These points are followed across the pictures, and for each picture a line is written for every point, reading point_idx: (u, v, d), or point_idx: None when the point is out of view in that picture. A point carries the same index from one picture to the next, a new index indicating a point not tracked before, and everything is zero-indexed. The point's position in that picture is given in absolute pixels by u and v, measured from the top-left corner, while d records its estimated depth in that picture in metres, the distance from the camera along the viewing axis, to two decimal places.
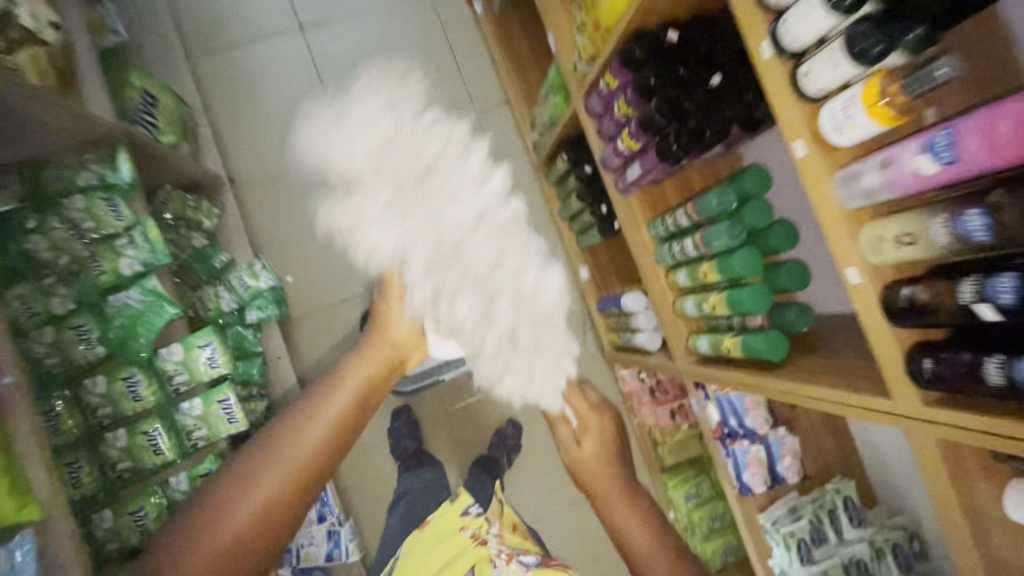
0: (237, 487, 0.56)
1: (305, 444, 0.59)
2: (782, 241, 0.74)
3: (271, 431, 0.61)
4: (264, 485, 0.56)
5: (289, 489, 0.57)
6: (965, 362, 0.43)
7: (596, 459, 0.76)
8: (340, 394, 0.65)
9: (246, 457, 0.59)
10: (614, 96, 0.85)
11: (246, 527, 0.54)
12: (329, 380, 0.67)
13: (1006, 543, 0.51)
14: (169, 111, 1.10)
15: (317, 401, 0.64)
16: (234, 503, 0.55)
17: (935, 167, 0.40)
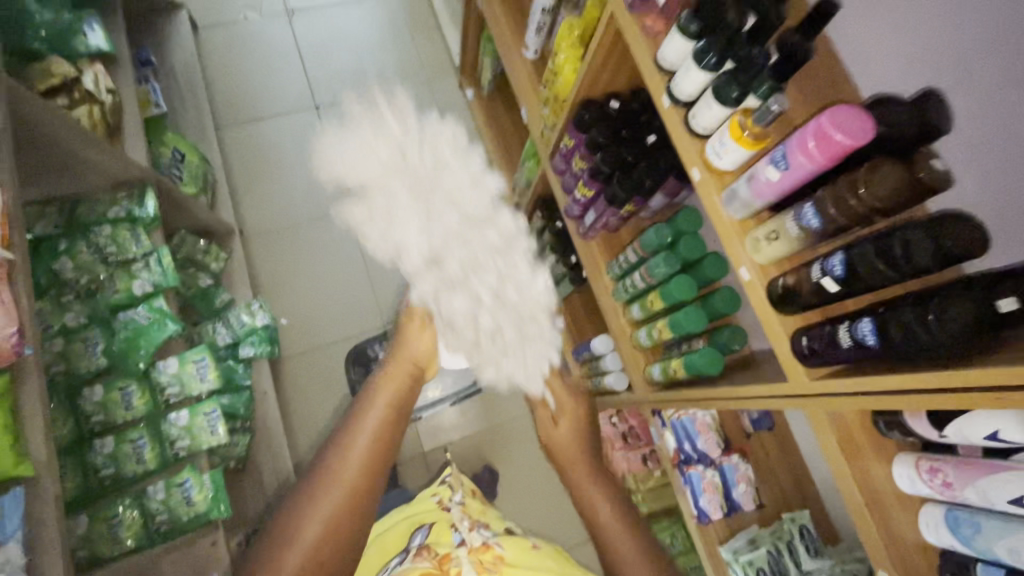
0: (305, 505, 0.65)
1: (359, 458, 0.69)
2: (715, 271, 0.84)
3: (324, 461, 0.69)
4: (329, 499, 0.65)
5: (354, 501, 0.66)
6: (826, 333, 0.52)
7: (570, 435, 0.90)
8: (380, 409, 0.76)
9: (312, 485, 0.67)
10: (571, 154, 1.00)
11: (319, 538, 0.63)
12: (369, 396, 0.79)
13: (905, 523, 0.55)
14: (194, 168, 1.28)
15: (362, 427, 0.73)
16: (303, 523, 0.64)
17: (779, 175, 0.52)
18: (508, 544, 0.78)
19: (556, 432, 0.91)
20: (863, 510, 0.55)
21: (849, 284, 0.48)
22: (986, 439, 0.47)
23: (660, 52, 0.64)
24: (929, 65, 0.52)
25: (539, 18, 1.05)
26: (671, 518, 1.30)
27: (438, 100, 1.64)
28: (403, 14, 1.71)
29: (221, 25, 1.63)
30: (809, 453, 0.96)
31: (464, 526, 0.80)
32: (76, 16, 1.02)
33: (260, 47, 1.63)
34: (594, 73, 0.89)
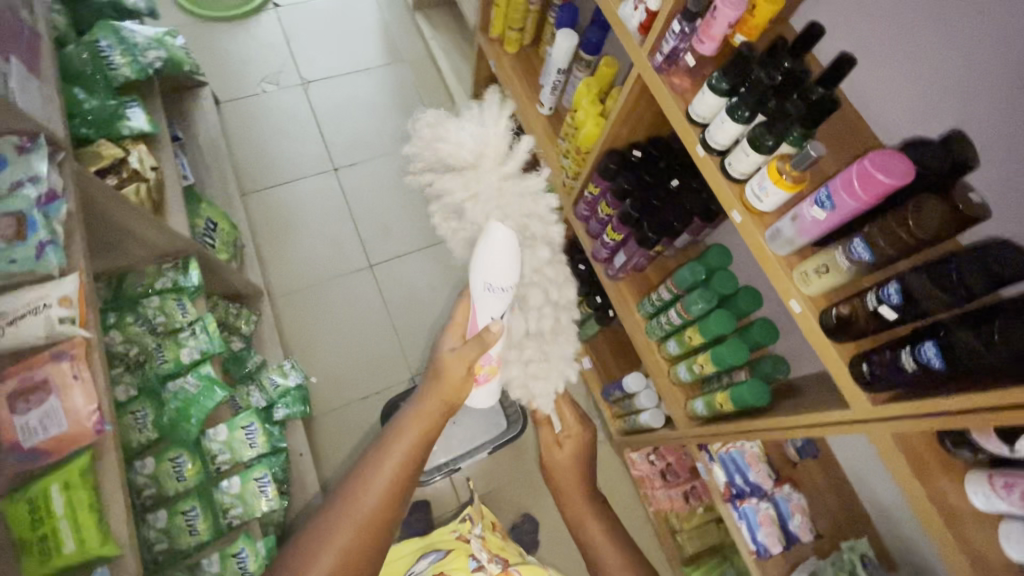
0: (323, 536, 0.69)
1: (378, 491, 0.71)
2: (748, 303, 0.88)
3: (347, 489, 0.72)
4: (345, 531, 0.69)
5: (368, 534, 0.70)
6: (889, 358, 0.54)
7: (572, 460, 0.95)
8: (403, 447, 0.74)
9: (333, 516, 0.70)
10: (597, 201, 1.06)
11: (335, 567, 0.68)
12: (399, 421, 0.76)
13: (985, 542, 0.56)
14: (225, 235, 1.32)
15: (386, 458, 0.73)
16: (320, 554, 0.68)
17: (825, 214, 0.56)
18: (525, 572, 0.93)
19: (557, 454, 0.96)
20: (945, 531, 0.55)
21: (907, 309, 0.51)
22: None
23: (692, 106, 0.69)
24: (948, 106, 0.57)
25: (554, 79, 1.13)
26: (717, 557, 1.27)
27: None
28: (412, 79, 1.83)
29: (241, 99, 1.72)
30: (857, 477, 0.96)
31: (483, 556, 0.94)
32: (118, 102, 1.07)
33: (279, 117, 1.72)
34: (618, 125, 0.95)
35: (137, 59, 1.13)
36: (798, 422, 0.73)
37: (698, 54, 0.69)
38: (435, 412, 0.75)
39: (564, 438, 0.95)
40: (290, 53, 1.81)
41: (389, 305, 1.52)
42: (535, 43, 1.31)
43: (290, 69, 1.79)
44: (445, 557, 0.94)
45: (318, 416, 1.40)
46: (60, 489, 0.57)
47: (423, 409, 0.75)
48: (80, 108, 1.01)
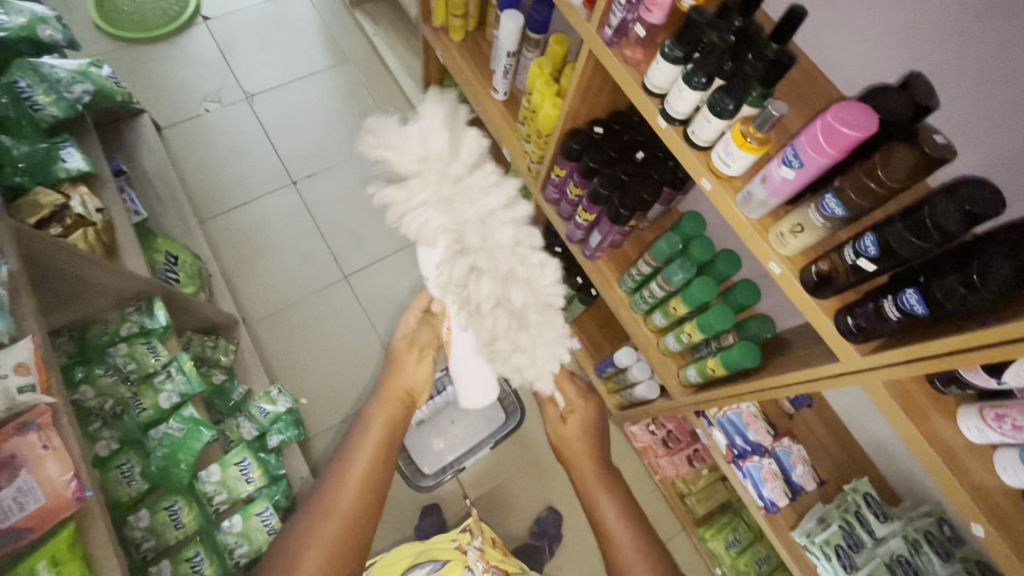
0: (306, 532, 0.66)
1: (355, 488, 0.70)
2: (728, 267, 0.88)
3: (322, 490, 0.70)
4: (329, 525, 0.66)
5: (350, 530, 0.67)
6: (872, 309, 0.55)
7: (578, 440, 0.87)
8: (372, 440, 0.75)
9: (312, 514, 0.68)
10: (565, 182, 1.04)
11: (323, 565, 0.64)
12: (357, 433, 0.76)
13: (984, 472, 0.57)
14: (189, 266, 1.27)
15: (354, 458, 0.72)
16: (304, 553, 0.64)
17: (794, 173, 0.55)
18: None
19: (564, 431, 0.88)
20: (946, 468, 0.56)
21: (884, 260, 0.51)
22: None
23: (647, 78, 0.68)
24: (904, 49, 0.57)
25: (505, 62, 1.10)
26: (728, 514, 1.29)
27: None
28: (360, 78, 1.77)
29: (184, 121, 1.65)
30: (852, 418, 0.98)
31: (477, 568, 0.94)
32: (50, 144, 1.01)
33: (226, 135, 1.65)
34: (576, 104, 0.92)
35: (62, 96, 1.07)
36: (792, 378, 0.74)
37: (647, 24, 0.67)
38: (397, 412, 0.79)
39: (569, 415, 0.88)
40: (228, 67, 1.74)
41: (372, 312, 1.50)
42: (480, 27, 1.28)
43: (232, 84, 1.71)
44: (441, 569, 0.96)
45: (314, 437, 1.37)
46: (48, 565, 0.55)
47: (383, 410, 0.79)
48: (10, 156, 0.93)
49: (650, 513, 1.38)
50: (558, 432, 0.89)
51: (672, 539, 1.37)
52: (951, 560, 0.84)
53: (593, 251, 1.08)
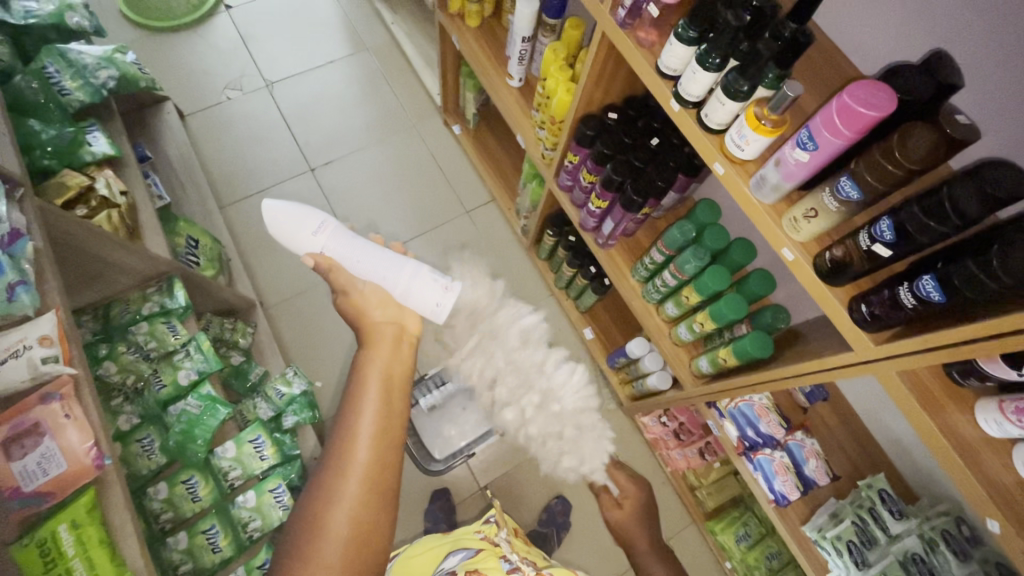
0: (325, 488, 0.54)
1: (372, 437, 0.57)
2: (742, 255, 0.86)
3: (335, 444, 0.57)
4: (350, 480, 0.54)
5: (379, 484, 0.55)
6: (888, 296, 0.53)
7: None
8: (376, 387, 0.60)
9: (329, 468, 0.55)
10: (578, 169, 1.03)
11: (351, 522, 0.53)
12: (354, 381, 0.61)
13: (1000, 468, 0.55)
14: (209, 250, 1.30)
15: (365, 403, 0.58)
16: (330, 508, 0.53)
17: (808, 156, 0.54)
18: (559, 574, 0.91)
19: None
20: (960, 463, 0.54)
21: (901, 245, 0.50)
22: None
23: (661, 60, 0.66)
24: (929, 28, 0.55)
25: (520, 47, 1.09)
26: (739, 508, 1.28)
27: (427, 141, 1.69)
28: (379, 67, 1.78)
29: (205, 108, 1.68)
30: (868, 413, 0.96)
31: (514, 558, 0.93)
32: (77, 127, 1.04)
33: (247, 122, 1.67)
34: (589, 90, 0.91)
35: (89, 81, 1.10)
36: (808, 368, 0.71)
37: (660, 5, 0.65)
38: (396, 360, 0.63)
39: None
40: (250, 55, 1.76)
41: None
42: (497, 14, 1.27)
43: (252, 72, 1.74)
44: (475, 556, 0.92)
45: (327, 420, 1.40)
46: (69, 528, 0.58)
47: (378, 354, 0.63)
48: (38, 140, 0.97)
49: (661, 506, 1.37)
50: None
51: (682, 531, 1.36)
52: (971, 560, 0.81)
53: (606, 240, 1.07)
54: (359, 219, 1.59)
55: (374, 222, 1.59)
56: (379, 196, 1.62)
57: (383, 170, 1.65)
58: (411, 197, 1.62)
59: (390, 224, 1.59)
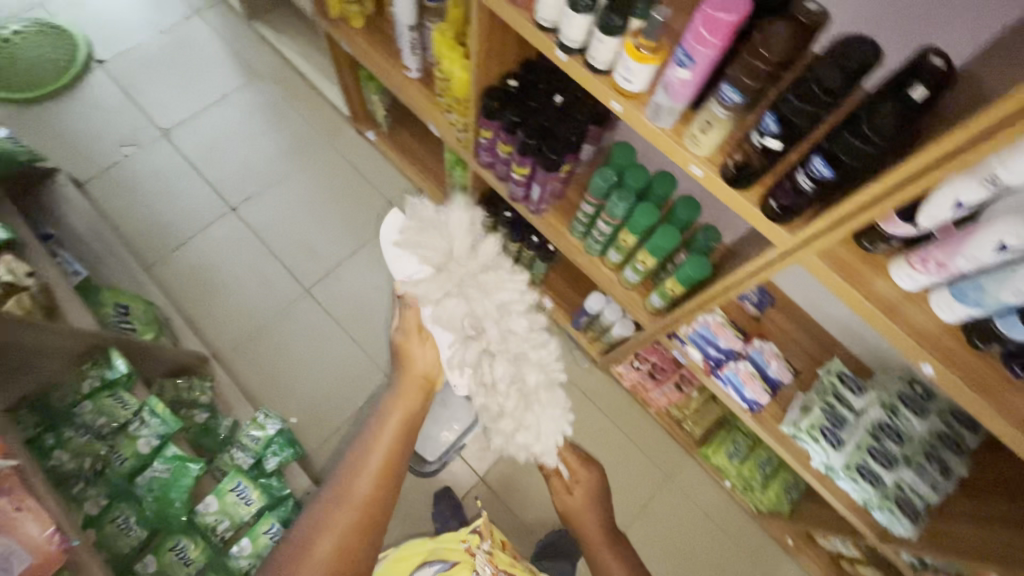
0: (321, 518, 0.66)
1: (373, 473, 0.71)
2: (664, 188, 0.89)
3: (339, 477, 0.71)
4: (345, 511, 0.67)
5: (365, 518, 0.67)
6: (789, 186, 0.56)
7: (585, 504, 0.92)
8: (394, 419, 0.78)
9: (330, 500, 0.68)
10: (494, 142, 1.03)
11: (336, 551, 0.64)
12: (378, 413, 0.79)
13: (923, 316, 0.60)
14: (143, 314, 1.24)
15: (385, 430, 0.76)
16: (318, 538, 0.65)
17: (689, 73, 0.56)
18: None
19: (569, 502, 0.92)
20: (887, 321, 0.59)
21: (787, 135, 0.52)
22: (955, 211, 0.51)
23: (538, 15, 0.68)
24: None
25: (409, 37, 1.09)
26: (725, 429, 1.34)
27: (346, 154, 1.66)
28: (278, 90, 1.72)
29: (102, 172, 1.59)
30: (814, 307, 1.02)
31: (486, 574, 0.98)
32: None
33: (152, 176, 1.60)
34: (483, 62, 0.92)
35: None
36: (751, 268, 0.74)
37: None
38: (413, 401, 0.81)
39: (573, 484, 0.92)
40: (137, 106, 1.67)
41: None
42: (380, 9, 1.25)
43: (145, 123, 1.66)
44: (449, 569, 0.98)
45: (312, 453, 1.37)
46: None
47: (404, 400, 0.80)
48: None
49: (654, 446, 1.42)
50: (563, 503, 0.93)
51: (679, 465, 1.41)
52: (925, 415, 0.93)
53: (538, 205, 1.08)
54: (295, 247, 1.55)
55: (312, 247, 1.55)
56: (310, 220, 1.58)
57: (309, 193, 1.61)
58: (344, 214, 1.60)
59: (330, 245, 1.56)
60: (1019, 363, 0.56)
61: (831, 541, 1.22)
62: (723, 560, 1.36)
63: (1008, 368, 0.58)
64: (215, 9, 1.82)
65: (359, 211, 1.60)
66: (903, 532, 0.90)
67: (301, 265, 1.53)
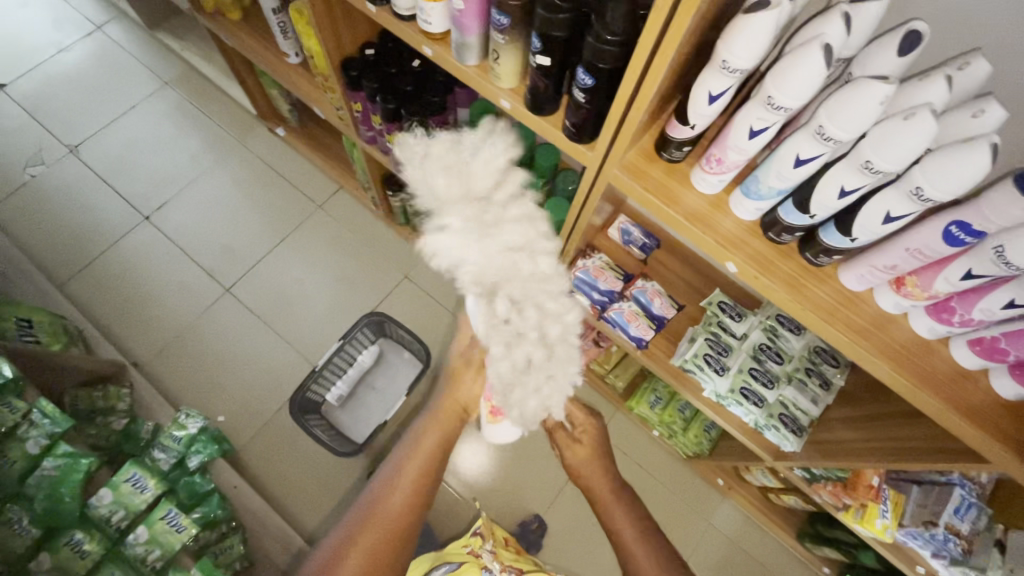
0: (347, 539, 0.69)
1: (401, 497, 0.73)
2: (523, 137, 0.91)
3: (372, 497, 0.74)
4: (370, 532, 0.69)
5: (391, 541, 0.70)
6: (572, 102, 0.58)
7: (590, 462, 0.89)
8: (432, 437, 0.82)
9: (357, 522, 0.71)
10: (367, 115, 1.05)
11: (361, 572, 0.66)
12: (417, 431, 0.83)
13: (726, 218, 0.62)
14: (48, 326, 1.22)
15: (423, 447, 0.80)
16: (344, 559, 0.67)
17: (463, 4, 0.57)
18: None
19: (578, 455, 0.89)
20: (690, 227, 0.61)
21: (551, 50, 0.54)
22: (711, 106, 0.53)
23: None
24: None
25: (277, 20, 1.09)
26: (647, 378, 1.36)
27: (257, 152, 1.66)
28: (187, 97, 1.72)
29: (10, 195, 1.57)
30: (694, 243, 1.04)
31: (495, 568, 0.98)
32: None
33: (62, 194, 1.58)
34: (334, 32, 0.92)
35: None
36: (584, 197, 0.76)
37: None
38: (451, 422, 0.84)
39: (579, 436, 0.91)
40: (43, 126, 1.66)
41: (326, 312, 1.50)
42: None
43: (50, 142, 1.64)
44: (458, 568, 0.95)
45: (243, 450, 1.36)
46: None
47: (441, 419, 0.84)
48: None
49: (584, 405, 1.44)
50: (573, 456, 0.90)
51: (611, 420, 1.43)
52: (801, 331, 0.97)
53: (422, 173, 1.10)
54: (211, 249, 1.54)
55: (228, 247, 1.55)
56: (225, 221, 1.58)
57: (222, 194, 1.61)
58: (258, 210, 1.59)
59: (246, 242, 1.56)
60: (809, 250, 0.59)
61: (754, 475, 1.24)
62: (659, 508, 1.38)
63: (803, 256, 0.61)
64: (117, 22, 1.80)
65: (273, 206, 1.60)
66: (790, 448, 0.92)
67: (217, 265, 1.53)
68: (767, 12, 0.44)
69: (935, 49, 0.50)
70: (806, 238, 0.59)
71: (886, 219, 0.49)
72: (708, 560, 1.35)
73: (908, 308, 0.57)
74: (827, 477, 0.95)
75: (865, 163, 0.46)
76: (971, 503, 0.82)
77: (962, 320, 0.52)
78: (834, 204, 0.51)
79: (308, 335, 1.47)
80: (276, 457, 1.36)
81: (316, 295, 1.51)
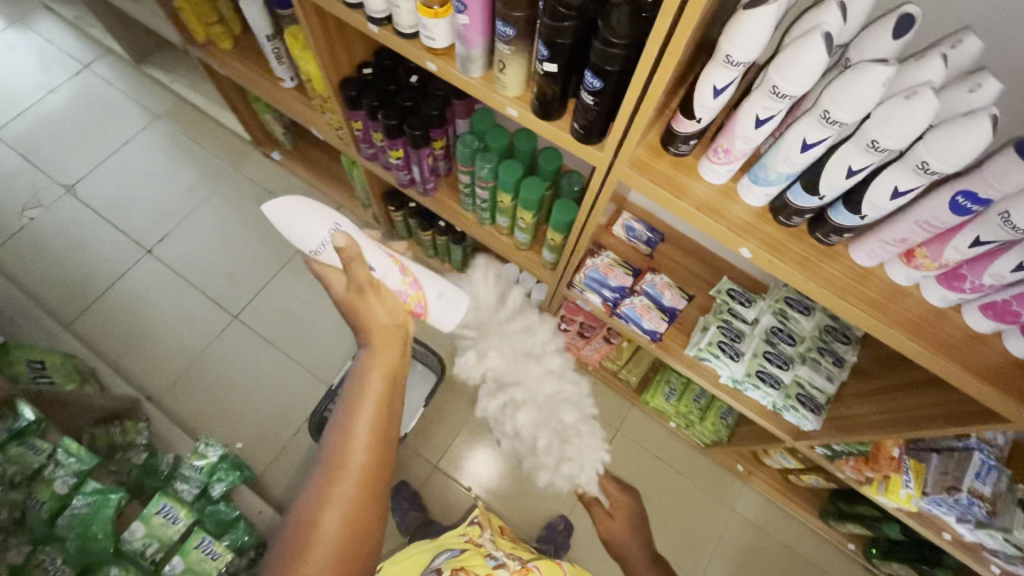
0: (318, 493, 0.58)
1: (364, 441, 0.60)
2: (524, 143, 0.93)
3: (329, 444, 0.61)
4: (343, 485, 0.58)
5: (366, 484, 0.59)
6: (580, 104, 0.60)
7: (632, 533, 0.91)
8: (376, 374, 0.65)
9: (321, 478, 0.58)
10: (368, 133, 1.07)
11: (341, 528, 0.56)
12: (354, 377, 0.66)
13: (737, 206, 0.64)
14: (61, 365, 1.22)
15: (367, 387, 0.64)
16: (320, 514, 0.56)
17: (467, 17, 0.59)
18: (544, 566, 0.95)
19: None
20: (703, 216, 0.63)
21: (558, 56, 0.56)
22: (716, 98, 0.55)
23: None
24: None
25: (271, 47, 1.11)
26: (659, 371, 1.37)
27: (252, 178, 1.67)
28: (180, 129, 1.73)
29: (10, 238, 1.57)
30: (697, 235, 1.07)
31: (498, 555, 0.96)
32: None
33: (62, 233, 1.58)
34: (332, 56, 0.94)
35: None
36: (592, 196, 0.78)
37: None
38: (395, 356, 0.68)
39: None
40: (36, 167, 1.66)
41: (334, 329, 1.51)
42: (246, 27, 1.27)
43: (45, 182, 1.64)
44: (458, 554, 0.96)
45: (262, 474, 1.36)
46: None
47: (384, 357, 0.67)
48: None
49: (600, 402, 1.46)
50: None
51: (625, 416, 1.45)
52: (811, 312, 0.98)
53: (426, 186, 1.11)
54: (214, 277, 1.55)
55: (232, 274, 1.55)
56: (226, 248, 1.58)
57: (221, 221, 1.61)
58: (259, 235, 1.60)
59: (249, 267, 1.56)
60: (820, 230, 0.61)
61: (773, 457, 1.26)
62: (684, 500, 1.39)
63: (813, 237, 0.63)
64: (103, 60, 1.81)
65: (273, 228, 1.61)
66: (810, 426, 0.93)
67: (223, 292, 1.53)
68: (767, 5, 0.46)
69: (924, 31, 0.53)
70: (816, 219, 0.61)
71: (894, 194, 0.51)
72: (733, 545, 1.36)
73: (919, 279, 0.60)
74: (849, 452, 0.97)
75: (871, 142, 0.48)
76: (990, 466, 0.84)
77: (973, 286, 0.54)
78: (842, 183, 0.53)
79: (319, 356, 1.48)
80: (295, 478, 1.36)
81: (324, 316, 1.52)
